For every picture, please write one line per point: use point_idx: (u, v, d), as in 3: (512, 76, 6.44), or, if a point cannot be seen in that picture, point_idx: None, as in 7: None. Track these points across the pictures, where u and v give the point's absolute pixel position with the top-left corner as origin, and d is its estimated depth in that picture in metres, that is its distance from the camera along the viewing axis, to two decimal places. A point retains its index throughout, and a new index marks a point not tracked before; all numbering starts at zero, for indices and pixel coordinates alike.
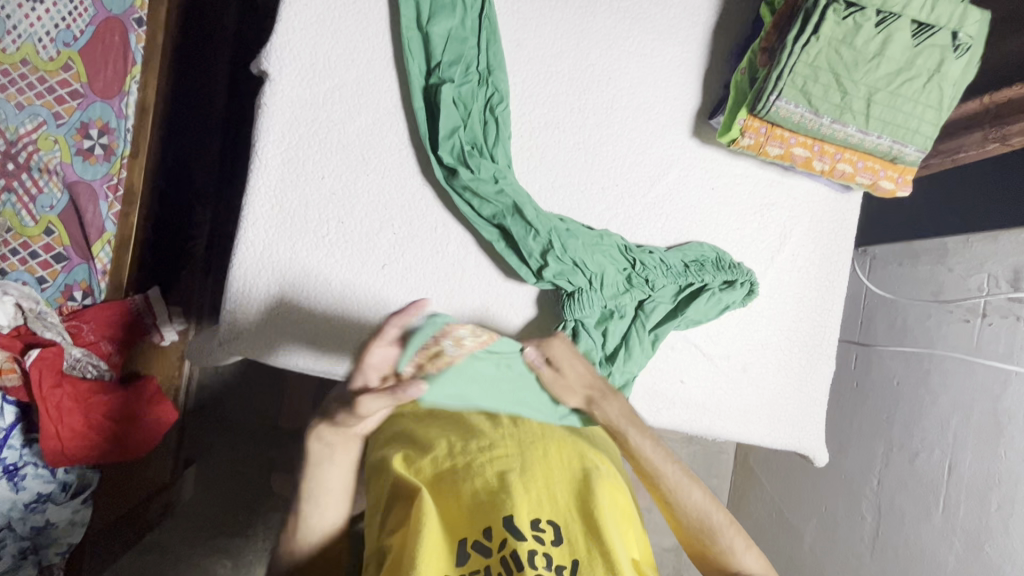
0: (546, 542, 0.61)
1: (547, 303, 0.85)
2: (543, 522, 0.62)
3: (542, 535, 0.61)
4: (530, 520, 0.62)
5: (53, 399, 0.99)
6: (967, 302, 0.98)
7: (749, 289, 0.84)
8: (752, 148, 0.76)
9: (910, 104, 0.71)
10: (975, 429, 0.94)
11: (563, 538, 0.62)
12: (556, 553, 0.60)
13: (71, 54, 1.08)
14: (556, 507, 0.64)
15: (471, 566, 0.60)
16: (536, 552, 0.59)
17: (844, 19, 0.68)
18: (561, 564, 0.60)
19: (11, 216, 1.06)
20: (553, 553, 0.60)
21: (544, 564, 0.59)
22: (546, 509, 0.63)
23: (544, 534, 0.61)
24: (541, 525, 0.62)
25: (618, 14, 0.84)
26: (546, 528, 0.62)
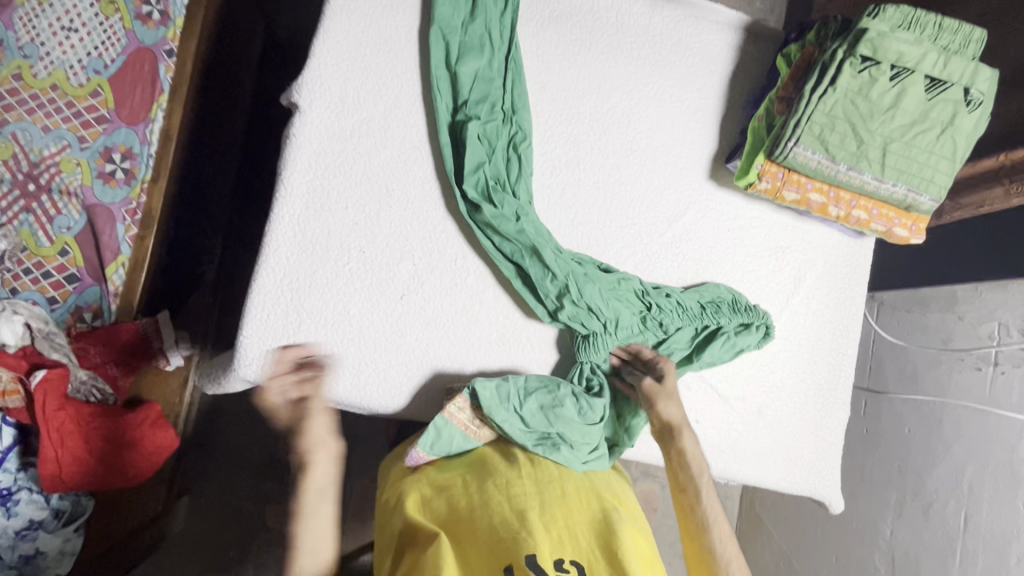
0: None
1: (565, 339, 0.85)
2: (566, 563, 0.61)
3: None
4: (553, 560, 0.60)
5: (56, 421, 0.97)
6: (978, 350, 0.99)
7: (765, 332, 0.84)
8: (769, 193, 0.78)
9: (925, 154, 0.73)
10: (991, 480, 0.93)
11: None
12: None
13: (100, 81, 1.11)
14: (578, 549, 0.63)
15: None
16: None
17: (860, 72, 0.71)
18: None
19: (28, 236, 1.06)
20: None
21: None
22: (568, 550, 0.62)
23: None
24: (565, 565, 0.60)
25: (638, 61, 0.87)
26: (570, 568, 0.60)
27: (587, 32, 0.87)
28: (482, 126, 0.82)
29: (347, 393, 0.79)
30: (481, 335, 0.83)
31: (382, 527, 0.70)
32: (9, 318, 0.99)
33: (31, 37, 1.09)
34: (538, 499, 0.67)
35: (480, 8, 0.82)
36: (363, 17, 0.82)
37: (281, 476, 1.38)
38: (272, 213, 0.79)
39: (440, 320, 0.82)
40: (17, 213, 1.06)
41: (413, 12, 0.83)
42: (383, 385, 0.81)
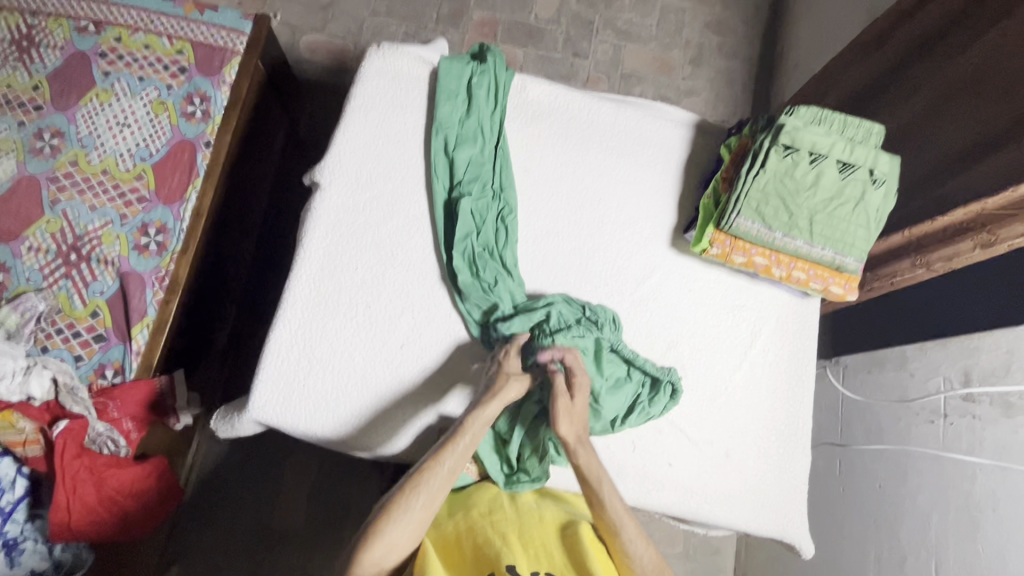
0: None
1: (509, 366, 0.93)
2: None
3: None
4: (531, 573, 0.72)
5: (70, 470, 1.04)
6: (929, 403, 1.08)
7: (671, 390, 0.88)
8: (720, 257, 0.91)
9: (845, 223, 0.87)
10: (953, 526, 0.98)
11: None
12: None
13: (145, 167, 1.27)
14: (551, 562, 0.75)
15: None
16: None
17: (784, 157, 0.87)
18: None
19: (64, 299, 1.18)
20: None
21: None
22: (543, 564, 0.74)
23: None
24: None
25: (606, 150, 1.04)
26: None
27: (563, 127, 1.04)
28: (475, 203, 0.95)
29: (348, 435, 0.88)
30: (465, 379, 0.93)
31: None
32: (38, 373, 1.08)
33: (90, 131, 1.27)
34: (516, 523, 0.77)
35: (474, 108, 0.99)
36: (377, 115, 0.99)
37: (274, 540, 1.40)
38: (291, 273, 0.91)
39: (435, 368, 0.92)
40: (58, 279, 1.19)
41: (419, 111, 1.01)
42: (382, 426, 0.89)
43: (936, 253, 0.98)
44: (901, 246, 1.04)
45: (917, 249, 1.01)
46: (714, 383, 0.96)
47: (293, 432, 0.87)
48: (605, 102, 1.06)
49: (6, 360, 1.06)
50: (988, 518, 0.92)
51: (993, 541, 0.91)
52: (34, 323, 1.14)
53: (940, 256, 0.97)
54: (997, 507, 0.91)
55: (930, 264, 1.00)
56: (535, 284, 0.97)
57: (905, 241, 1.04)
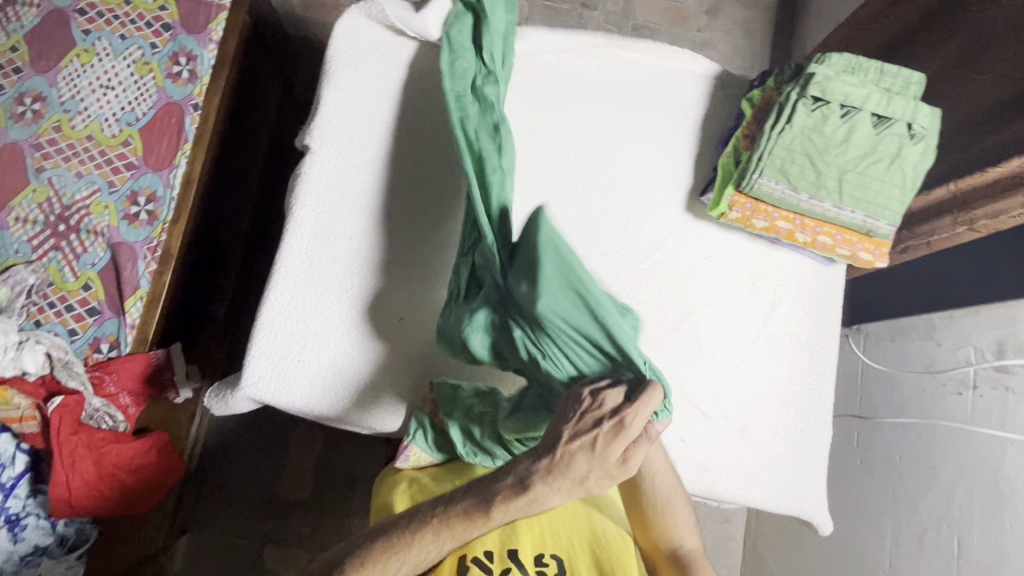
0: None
1: None
2: (547, 557, 0.73)
3: (545, 569, 0.72)
4: (535, 556, 0.72)
5: (68, 445, 1.03)
6: (957, 374, 1.02)
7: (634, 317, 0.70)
8: (740, 221, 0.84)
9: (878, 183, 0.80)
10: (979, 503, 0.94)
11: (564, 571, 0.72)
12: None
13: (131, 132, 1.21)
14: (558, 543, 0.74)
15: None
16: None
17: (813, 111, 0.80)
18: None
19: (55, 272, 1.14)
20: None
21: None
22: (549, 545, 0.74)
23: (547, 569, 0.72)
24: (544, 560, 0.72)
25: (618, 106, 0.96)
26: (549, 562, 0.72)
27: (571, 82, 0.96)
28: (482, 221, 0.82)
29: (346, 412, 0.85)
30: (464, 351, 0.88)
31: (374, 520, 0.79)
32: (31, 348, 1.04)
33: (72, 94, 1.21)
34: None
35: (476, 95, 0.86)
36: (370, 71, 0.92)
37: (280, 511, 1.39)
38: (282, 243, 0.86)
39: (434, 343, 0.88)
40: (47, 251, 1.14)
41: (414, 66, 0.94)
42: (382, 403, 0.85)
43: (983, 208, 0.89)
44: (936, 210, 0.97)
45: (961, 205, 0.93)
46: (730, 356, 0.90)
47: (290, 411, 0.83)
48: (617, 53, 0.98)
49: None
50: (1017, 494, 0.88)
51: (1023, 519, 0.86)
52: (24, 297, 1.10)
53: (987, 211, 0.89)
54: None
55: (973, 222, 0.92)
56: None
57: (949, 197, 0.96)
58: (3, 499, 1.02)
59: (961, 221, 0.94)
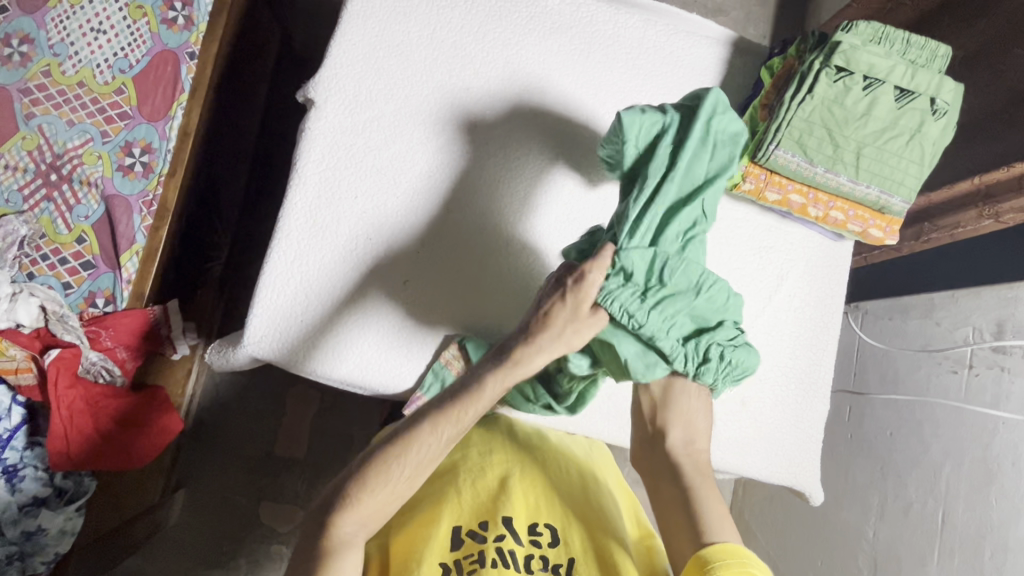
0: (543, 545, 0.71)
1: (502, 291, 0.89)
2: (541, 526, 0.73)
3: (539, 538, 0.72)
4: (529, 525, 0.73)
5: (65, 399, 1.02)
6: (954, 353, 1.03)
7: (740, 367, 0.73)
8: (752, 193, 0.83)
9: (896, 158, 0.79)
10: (966, 478, 0.96)
11: (559, 541, 0.72)
12: (552, 554, 0.71)
13: (124, 80, 1.16)
14: (553, 513, 0.74)
15: (466, 550, 0.69)
16: (532, 555, 0.70)
17: (835, 82, 0.78)
18: (558, 563, 0.70)
19: (47, 223, 1.11)
20: (551, 553, 0.71)
21: (540, 565, 0.70)
22: (544, 515, 0.74)
23: (541, 537, 0.72)
24: (538, 528, 0.72)
25: (633, 70, 0.94)
26: (544, 531, 0.72)
27: (586, 43, 0.93)
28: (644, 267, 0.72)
29: (347, 374, 0.84)
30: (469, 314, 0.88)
31: None
32: (26, 300, 1.04)
33: (61, 37, 1.15)
34: (517, 465, 0.78)
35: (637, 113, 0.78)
36: (377, 23, 0.88)
37: (276, 468, 1.39)
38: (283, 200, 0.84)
39: (439, 306, 0.87)
40: (39, 201, 1.11)
41: (423, 20, 0.90)
42: (384, 366, 0.85)
43: (1008, 202, 0.88)
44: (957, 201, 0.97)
45: (987, 198, 0.92)
46: None
47: (293, 370, 0.83)
48: (633, 15, 0.95)
49: None
50: (1005, 471, 0.90)
51: (1008, 494, 0.89)
52: (16, 248, 1.07)
53: (1014, 206, 0.88)
54: (1017, 460, 0.89)
55: (999, 215, 0.90)
56: (536, 205, 0.90)
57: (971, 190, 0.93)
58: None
59: (987, 214, 0.91)
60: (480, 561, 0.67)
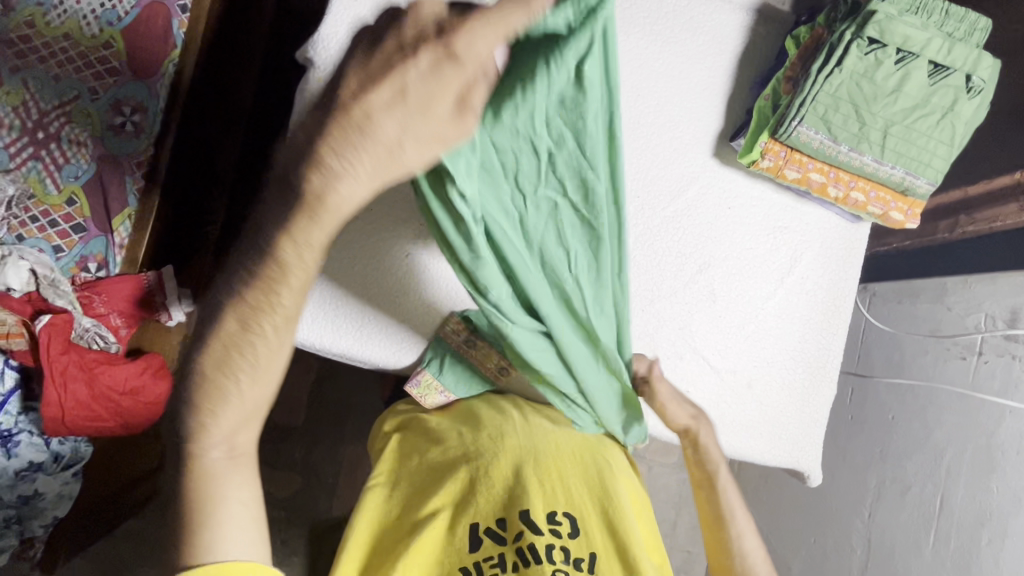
0: (564, 534, 0.66)
1: None
2: (560, 515, 0.68)
3: (560, 527, 0.67)
4: (547, 514, 0.67)
5: (59, 364, 0.98)
6: (964, 339, 1.01)
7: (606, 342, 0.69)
8: (771, 171, 0.80)
9: (924, 139, 0.76)
10: (968, 464, 0.95)
11: (579, 530, 0.68)
12: (574, 544, 0.66)
13: (113, 33, 1.08)
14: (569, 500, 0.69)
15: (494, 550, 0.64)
16: (555, 546, 0.65)
17: (866, 54, 0.74)
18: (580, 556, 0.66)
19: (35, 183, 1.05)
20: (571, 543, 0.66)
21: (564, 556, 0.65)
22: (560, 503, 0.69)
23: (560, 527, 0.67)
24: (556, 518, 0.67)
25: (651, 36, 0.88)
26: (563, 519, 0.68)
27: None
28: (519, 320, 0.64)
29: (348, 347, 0.82)
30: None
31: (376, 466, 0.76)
32: (15, 263, 1.00)
33: None
34: (531, 453, 0.71)
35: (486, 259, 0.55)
36: None
37: None
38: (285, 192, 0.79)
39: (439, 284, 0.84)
40: (26, 160, 1.04)
41: None
42: (386, 339, 0.83)
43: None
44: None
45: None
46: (745, 310, 0.88)
47: (290, 343, 0.81)
48: None
49: None
50: (1008, 460, 0.90)
51: (1011, 482, 0.88)
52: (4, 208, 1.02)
53: None
54: None
55: None
56: None
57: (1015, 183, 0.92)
58: None
59: None
60: (502, 564, 0.63)
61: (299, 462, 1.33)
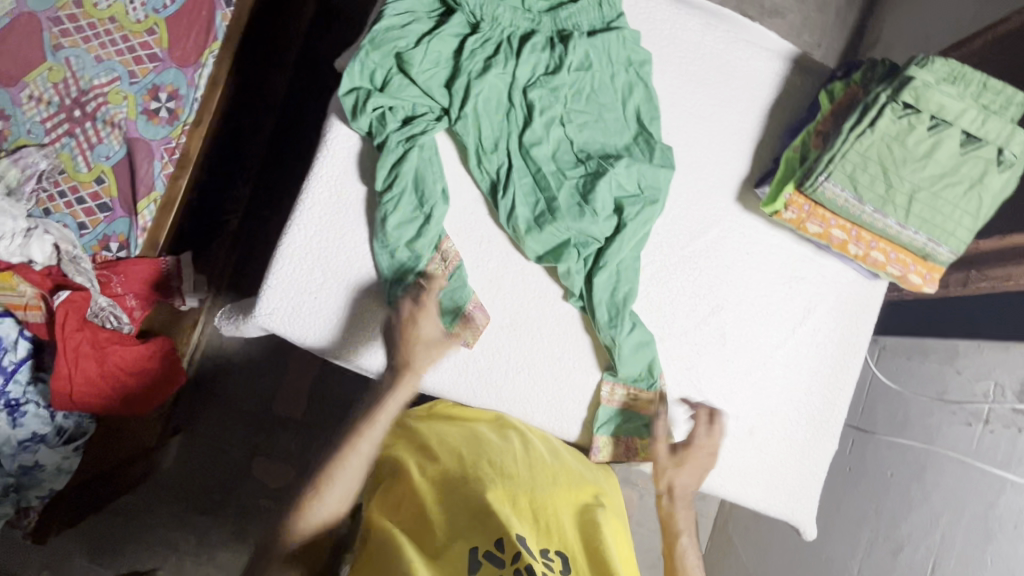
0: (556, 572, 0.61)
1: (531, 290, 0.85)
2: (553, 552, 0.63)
3: (552, 564, 0.61)
4: (540, 548, 0.62)
5: (73, 341, 1.00)
6: (971, 405, 1.00)
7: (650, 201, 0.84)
8: (793, 223, 0.81)
9: (950, 207, 0.75)
10: (962, 532, 0.94)
11: (571, 571, 0.62)
12: None
13: (157, 20, 1.13)
14: (564, 537, 0.65)
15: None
16: None
17: (900, 118, 0.74)
18: None
19: (67, 159, 1.08)
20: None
21: None
22: (555, 539, 0.64)
23: (554, 563, 0.61)
24: (549, 554, 0.62)
25: (685, 76, 0.89)
26: (555, 557, 0.62)
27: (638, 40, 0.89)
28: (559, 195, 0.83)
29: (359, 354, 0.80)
30: (508, 308, 0.84)
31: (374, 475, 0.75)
32: (40, 238, 1.01)
33: None
34: (527, 485, 0.68)
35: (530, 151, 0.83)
36: None
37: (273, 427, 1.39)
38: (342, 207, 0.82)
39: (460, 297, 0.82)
40: (60, 136, 1.08)
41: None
42: None
43: None
44: None
45: None
46: (753, 357, 0.88)
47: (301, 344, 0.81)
48: (693, 18, 0.91)
49: (6, 220, 0.99)
50: (1004, 533, 0.88)
51: (1005, 556, 0.87)
52: (35, 181, 1.05)
53: None
54: (1019, 524, 0.87)
55: None
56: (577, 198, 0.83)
57: None
58: (4, 382, 1.01)
59: None
60: None
61: (294, 457, 1.34)
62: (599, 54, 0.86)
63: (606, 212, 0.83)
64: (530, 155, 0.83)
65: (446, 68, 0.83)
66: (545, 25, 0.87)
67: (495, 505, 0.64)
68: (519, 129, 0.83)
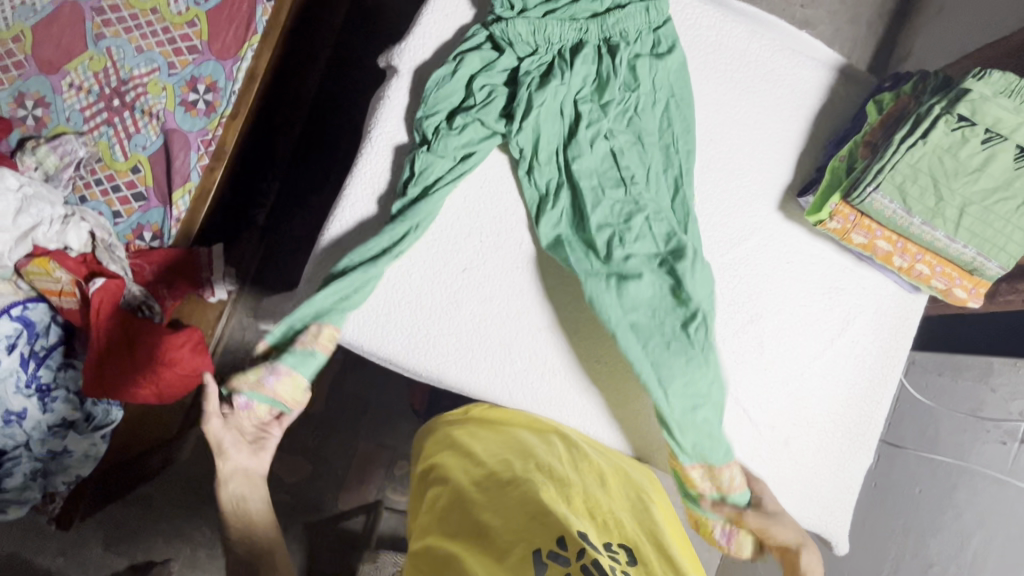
0: (622, 562, 0.58)
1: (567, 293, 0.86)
2: (616, 545, 0.61)
3: (617, 555, 0.59)
4: (603, 542, 0.60)
5: (105, 327, 1.00)
6: (1006, 424, 1.00)
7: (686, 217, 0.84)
8: (837, 233, 0.81)
9: (1002, 222, 0.75)
10: (998, 551, 0.93)
11: (637, 562, 0.60)
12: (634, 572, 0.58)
13: (198, 13, 1.13)
14: (624, 532, 0.63)
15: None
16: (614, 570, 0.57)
17: (953, 130, 0.74)
18: None
19: (105, 148, 1.09)
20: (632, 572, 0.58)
21: None
22: (615, 534, 0.62)
23: (619, 555, 0.59)
24: (613, 547, 0.60)
25: (730, 84, 0.89)
26: (619, 550, 0.60)
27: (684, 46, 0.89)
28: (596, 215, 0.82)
29: (395, 352, 0.82)
30: (545, 313, 0.85)
31: (418, 490, 0.74)
32: (77, 225, 1.02)
33: None
34: (578, 484, 0.67)
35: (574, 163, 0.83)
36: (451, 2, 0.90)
37: None
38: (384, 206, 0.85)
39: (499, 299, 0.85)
40: (99, 125, 1.09)
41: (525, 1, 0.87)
42: (435, 348, 0.83)
43: None
44: None
45: None
46: (790, 367, 0.88)
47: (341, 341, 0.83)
48: (739, 25, 0.91)
49: (44, 206, 1.01)
50: None
51: None
52: (73, 169, 1.06)
53: None
54: None
55: None
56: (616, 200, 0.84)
57: None
58: (35, 367, 1.00)
59: None
60: None
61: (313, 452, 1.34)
62: (645, 68, 0.85)
63: (647, 233, 0.83)
64: (572, 169, 0.83)
65: (497, 78, 0.85)
66: (592, 33, 0.86)
67: (550, 501, 0.63)
68: (565, 142, 0.84)
